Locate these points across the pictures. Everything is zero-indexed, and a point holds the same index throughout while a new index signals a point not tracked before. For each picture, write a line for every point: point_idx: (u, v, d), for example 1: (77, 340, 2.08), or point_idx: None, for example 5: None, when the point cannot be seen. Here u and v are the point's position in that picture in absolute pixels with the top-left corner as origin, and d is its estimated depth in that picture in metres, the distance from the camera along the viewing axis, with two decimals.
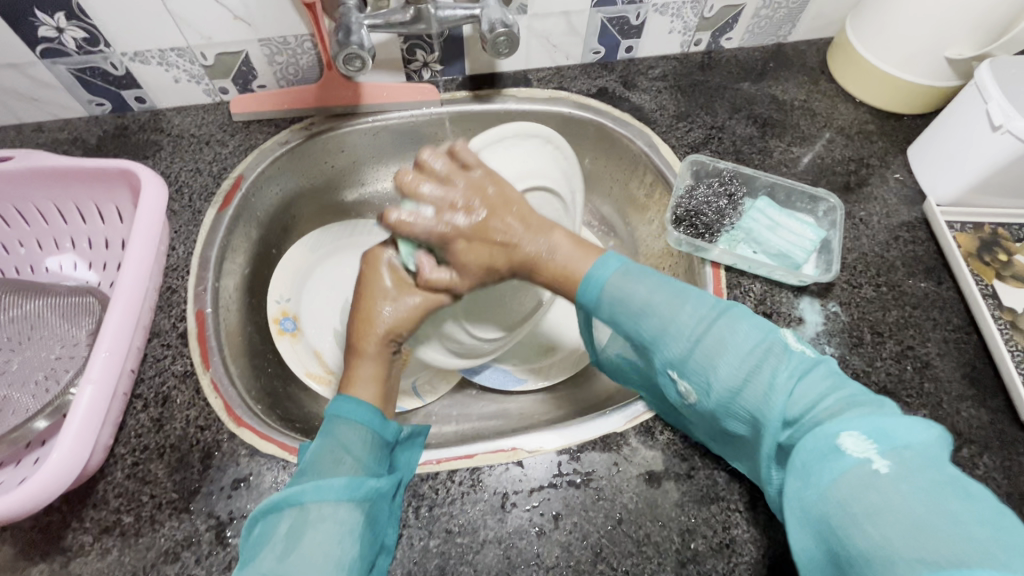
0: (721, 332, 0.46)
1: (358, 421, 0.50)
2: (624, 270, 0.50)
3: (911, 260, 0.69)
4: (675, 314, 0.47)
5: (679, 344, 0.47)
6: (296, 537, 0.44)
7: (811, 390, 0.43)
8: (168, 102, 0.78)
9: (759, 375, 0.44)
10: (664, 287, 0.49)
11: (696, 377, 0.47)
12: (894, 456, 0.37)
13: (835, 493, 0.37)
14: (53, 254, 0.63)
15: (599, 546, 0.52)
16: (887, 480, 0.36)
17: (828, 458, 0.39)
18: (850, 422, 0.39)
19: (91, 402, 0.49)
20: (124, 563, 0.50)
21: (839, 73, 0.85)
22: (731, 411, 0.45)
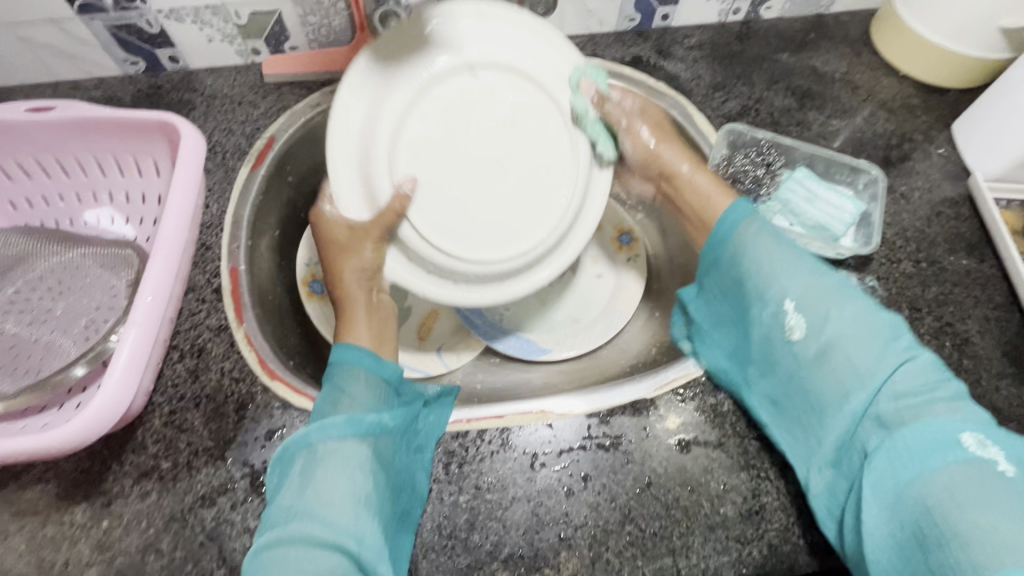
0: (851, 301, 0.49)
1: (359, 366, 0.54)
2: (757, 221, 0.55)
3: (953, 236, 0.68)
4: (800, 269, 0.51)
5: (804, 286, 0.50)
6: (310, 474, 0.47)
7: (922, 376, 0.46)
8: (201, 62, 0.78)
9: (877, 339, 0.47)
10: (784, 243, 0.53)
11: (809, 324, 0.49)
12: (1013, 463, 0.42)
13: (944, 478, 0.41)
14: (91, 209, 0.64)
15: (628, 508, 0.52)
16: (1008, 481, 0.41)
17: (941, 447, 0.42)
18: (969, 422, 0.43)
19: (135, 346, 0.49)
20: (163, 506, 0.52)
21: (882, 45, 0.82)
22: (835, 368, 0.48)
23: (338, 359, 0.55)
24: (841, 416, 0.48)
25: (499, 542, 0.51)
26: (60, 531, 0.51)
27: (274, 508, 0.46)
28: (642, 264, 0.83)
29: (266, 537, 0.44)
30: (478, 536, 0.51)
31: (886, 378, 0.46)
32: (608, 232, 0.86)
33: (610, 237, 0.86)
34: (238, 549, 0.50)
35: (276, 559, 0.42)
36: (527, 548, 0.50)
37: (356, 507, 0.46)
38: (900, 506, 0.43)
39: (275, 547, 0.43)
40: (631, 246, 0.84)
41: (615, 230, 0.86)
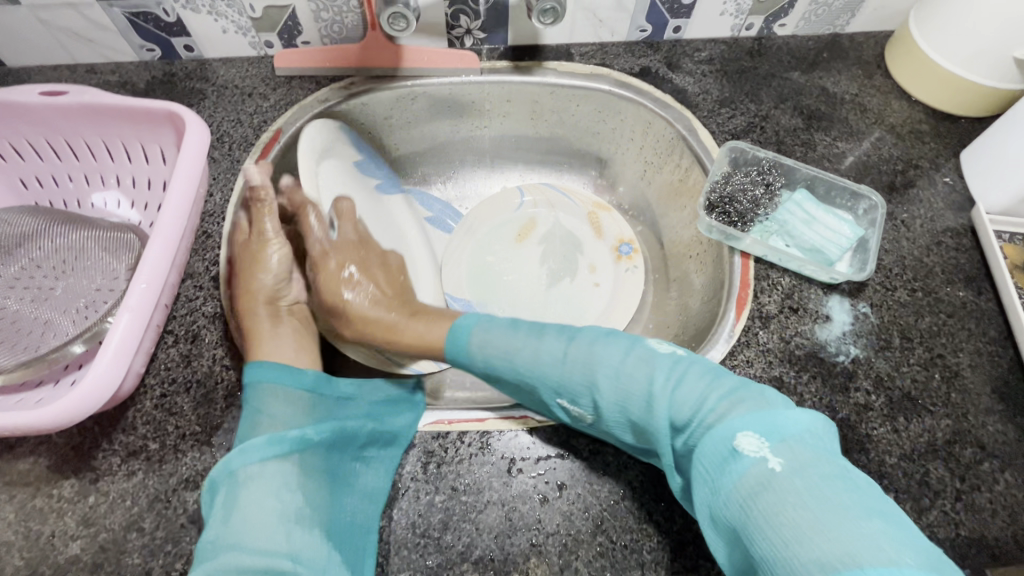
0: (598, 355, 0.51)
1: (279, 385, 0.55)
2: (480, 325, 0.57)
3: (951, 267, 0.67)
4: (546, 352, 0.53)
5: (557, 366, 0.52)
6: (237, 502, 0.48)
7: (697, 392, 0.46)
8: (215, 52, 0.80)
9: (635, 380, 0.49)
10: (517, 328, 0.56)
11: (581, 400, 0.51)
12: (784, 453, 0.40)
13: (738, 497, 0.40)
14: (99, 191, 0.66)
15: (600, 519, 0.52)
16: (780, 477, 0.39)
17: (726, 465, 0.42)
18: (737, 423, 0.43)
19: (127, 329, 0.50)
20: (148, 486, 0.53)
21: (895, 69, 0.81)
22: (626, 425, 0.49)
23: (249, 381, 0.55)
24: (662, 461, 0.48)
25: (470, 544, 0.51)
26: (48, 504, 0.52)
27: (206, 541, 0.46)
28: (640, 274, 0.86)
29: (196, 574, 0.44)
30: (450, 536, 0.52)
31: (667, 414, 0.47)
32: (608, 240, 0.89)
33: (610, 245, 0.89)
34: None
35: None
36: (497, 551, 0.51)
37: (285, 526, 0.48)
38: (724, 531, 0.42)
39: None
40: (630, 256, 0.87)
41: (615, 239, 0.89)
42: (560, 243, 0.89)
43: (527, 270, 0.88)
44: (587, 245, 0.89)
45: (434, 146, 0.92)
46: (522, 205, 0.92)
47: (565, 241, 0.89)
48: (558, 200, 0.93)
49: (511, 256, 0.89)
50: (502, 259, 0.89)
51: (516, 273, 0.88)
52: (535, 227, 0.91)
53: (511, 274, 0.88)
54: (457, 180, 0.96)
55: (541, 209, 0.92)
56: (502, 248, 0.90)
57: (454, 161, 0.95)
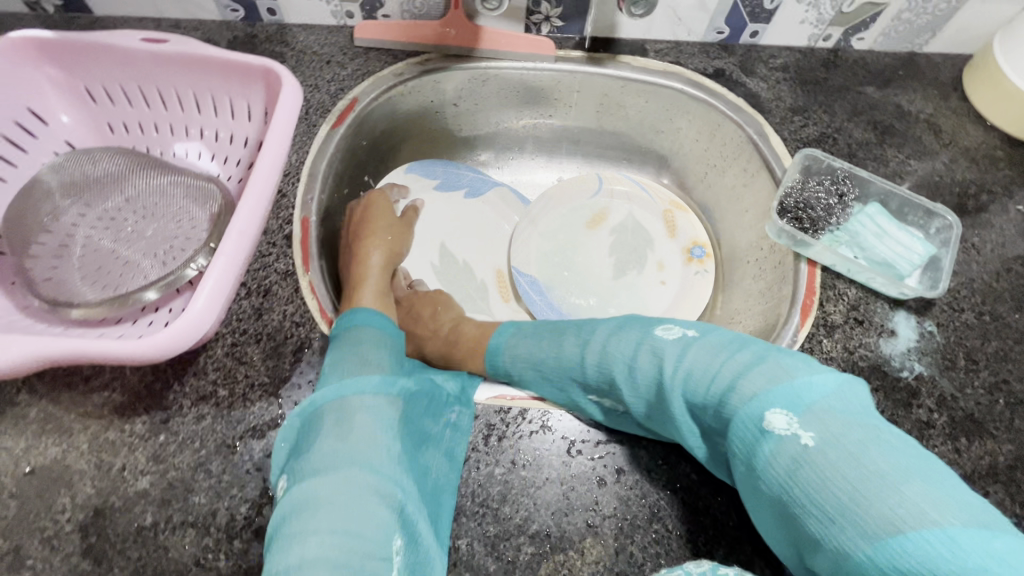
0: (614, 350, 0.55)
1: (377, 328, 0.59)
2: (512, 333, 0.64)
3: (1021, 294, 0.66)
4: (565, 352, 0.58)
5: (577, 362, 0.57)
6: (347, 426, 0.49)
7: (708, 372, 0.49)
8: (296, 18, 0.81)
9: (649, 369, 0.52)
10: (539, 338, 0.62)
11: (603, 391, 0.55)
12: (814, 427, 0.42)
13: (776, 476, 0.43)
14: (181, 141, 0.67)
15: (657, 507, 0.53)
16: (814, 453, 0.42)
17: (757, 448, 0.44)
18: (764, 401, 0.45)
19: (222, 271, 0.51)
20: (216, 431, 0.54)
21: (973, 93, 0.80)
22: (651, 413, 0.52)
23: (348, 323, 0.58)
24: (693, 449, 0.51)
25: (528, 517, 0.52)
26: (120, 438, 0.54)
27: (309, 463, 0.47)
28: (710, 278, 0.85)
29: (300, 493, 0.45)
30: (508, 509, 0.52)
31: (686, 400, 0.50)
32: (681, 241, 0.88)
33: (681, 246, 0.88)
34: None
35: (313, 506, 0.44)
36: (554, 528, 0.52)
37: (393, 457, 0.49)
38: (766, 512, 0.45)
39: (310, 497, 0.45)
40: (701, 259, 0.86)
41: (688, 241, 0.88)
42: (632, 236, 0.89)
43: (594, 259, 0.88)
44: (658, 242, 0.89)
45: (498, 131, 0.92)
46: (598, 192, 0.92)
47: (637, 235, 0.89)
48: (636, 193, 0.91)
49: (583, 244, 0.89)
50: (574, 244, 0.89)
51: (585, 260, 0.88)
52: (607, 216, 0.90)
53: (579, 262, 0.88)
54: (514, 167, 0.97)
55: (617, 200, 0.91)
56: (572, 233, 0.89)
57: (513, 147, 0.95)
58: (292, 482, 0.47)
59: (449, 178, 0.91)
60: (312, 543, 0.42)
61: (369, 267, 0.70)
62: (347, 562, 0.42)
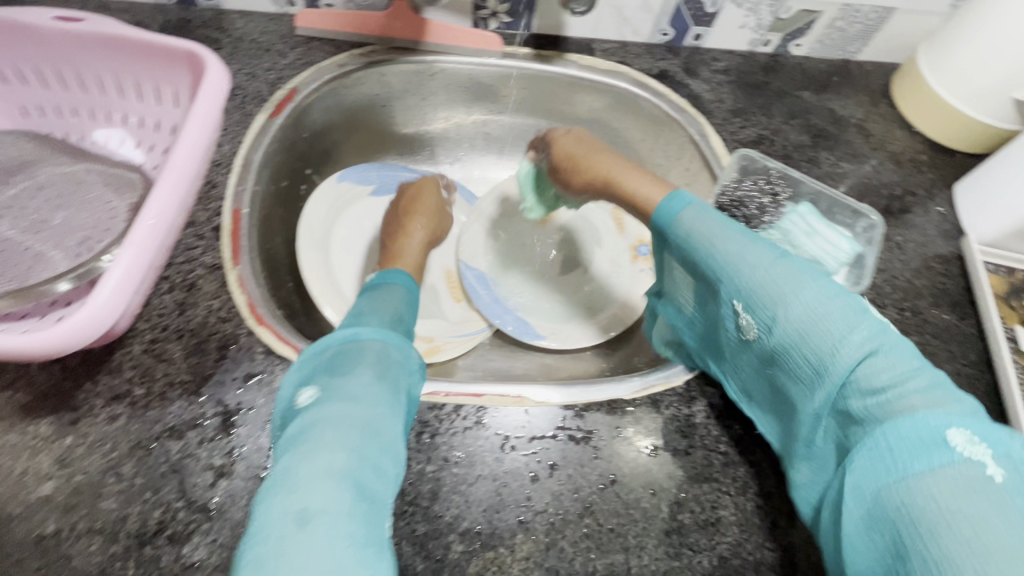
0: (797, 280, 0.45)
1: (407, 297, 0.58)
2: (694, 209, 0.53)
3: (938, 291, 0.70)
4: (748, 259, 0.48)
5: (755, 274, 0.47)
6: (382, 367, 0.44)
7: (896, 367, 0.41)
8: (234, 4, 0.78)
9: (836, 331, 0.43)
10: (730, 227, 0.50)
11: (760, 317, 0.48)
12: (1006, 465, 0.35)
13: (925, 486, 0.36)
14: (102, 127, 0.64)
15: (588, 501, 0.53)
16: (1000, 489, 0.34)
17: (923, 447, 0.37)
18: (955, 416, 0.37)
19: (129, 266, 0.48)
20: (130, 432, 0.51)
21: (900, 100, 0.84)
22: (795, 356, 0.46)
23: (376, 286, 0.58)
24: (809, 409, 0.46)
25: (458, 515, 0.51)
26: (22, 441, 0.50)
27: (342, 383, 0.41)
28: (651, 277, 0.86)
29: (323, 409, 0.39)
30: (439, 506, 0.51)
31: (850, 371, 0.42)
32: (629, 238, 0.90)
33: (629, 244, 0.89)
34: (199, 484, 0.50)
35: (336, 420, 0.38)
36: (484, 525, 0.51)
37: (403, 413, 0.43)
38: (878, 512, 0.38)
39: (332, 415, 0.38)
40: (646, 258, 0.88)
41: (635, 239, 0.89)
42: (581, 232, 0.91)
43: (545, 253, 0.90)
44: (608, 238, 0.90)
45: (448, 126, 0.92)
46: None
47: (586, 229, 0.91)
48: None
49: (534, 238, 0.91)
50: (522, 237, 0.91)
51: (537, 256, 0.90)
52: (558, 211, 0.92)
53: (532, 259, 0.89)
54: (465, 161, 0.96)
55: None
56: (518, 227, 0.91)
57: (464, 143, 0.94)
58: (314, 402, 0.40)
59: (385, 181, 0.86)
60: (329, 454, 0.35)
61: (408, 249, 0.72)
62: (361, 498, 0.34)
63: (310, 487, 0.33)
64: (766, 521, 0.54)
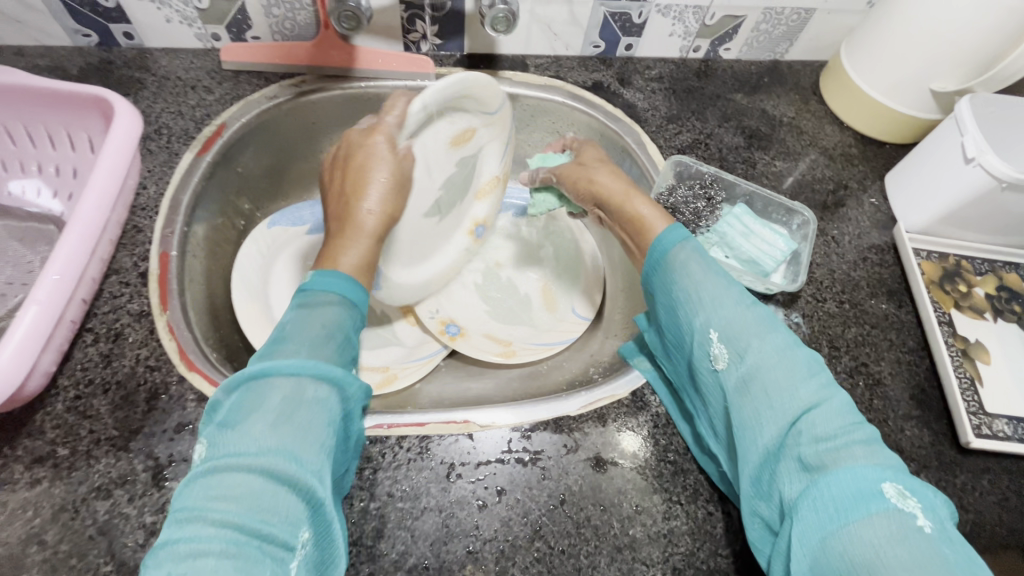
0: (764, 328, 0.45)
1: (349, 304, 0.48)
2: (689, 245, 0.52)
3: (875, 281, 0.71)
4: (725, 300, 0.48)
5: (727, 316, 0.47)
6: (288, 413, 0.38)
7: (842, 417, 0.41)
8: (157, 42, 0.77)
9: (790, 378, 0.43)
10: (721, 275, 0.50)
11: (731, 353, 0.46)
12: (932, 518, 0.36)
13: (867, 535, 0.35)
14: (17, 178, 0.61)
15: (538, 524, 0.52)
16: (929, 539, 0.35)
17: (862, 497, 0.37)
18: (891, 471, 0.38)
19: (34, 323, 0.46)
20: (53, 496, 0.49)
21: (829, 97, 0.86)
22: (751, 392, 0.44)
23: (316, 286, 0.47)
24: (758, 453, 0.43)
25: (404, 551, 0.50)
26: None
27: (230, 428, 0.37)
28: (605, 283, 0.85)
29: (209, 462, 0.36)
30: (384, 544, 0.50)
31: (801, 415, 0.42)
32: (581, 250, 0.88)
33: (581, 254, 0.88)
34: (130, 544, 0.48)
35: (215, 480, 0.34)
36: (432, 559, 0.50)
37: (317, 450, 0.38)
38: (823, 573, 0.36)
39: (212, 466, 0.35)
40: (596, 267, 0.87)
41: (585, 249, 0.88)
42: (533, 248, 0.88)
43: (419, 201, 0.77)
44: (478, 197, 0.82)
45: None
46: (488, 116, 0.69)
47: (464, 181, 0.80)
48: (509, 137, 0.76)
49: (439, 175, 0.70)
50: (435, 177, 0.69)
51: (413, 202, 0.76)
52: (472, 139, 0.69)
53: (424, 212, 0.70)
54: None
55: (489, 121, 0.70)
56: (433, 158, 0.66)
57: None
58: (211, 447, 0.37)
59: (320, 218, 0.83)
60: (202, 514, 0.33)
61: (360, 232, 0.52)
62: (246, 544, 0.32)
63: (178, 548, 0.32)
64: (717, 527, 0.54)
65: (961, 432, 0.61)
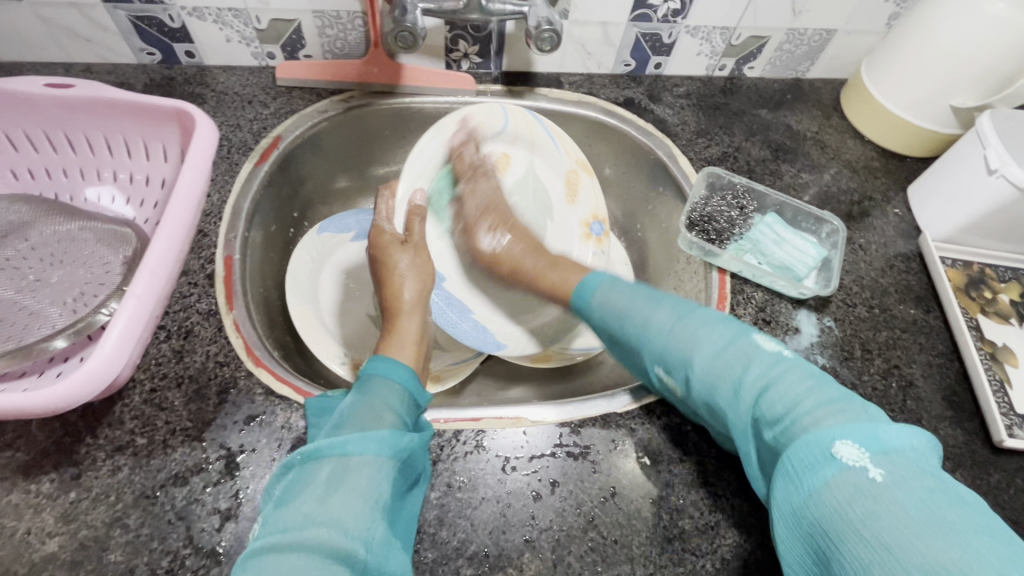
0: (700, 332, 0.51)
1: (392, 381, 0.53)
2: (606, 284, 0.59)
3: (903, 288, 0.74)
4: (657, 317, 0.53)
5: (662, 334, 0.52)
6: (338, 482, 0.42)
7: (793, 391, 0.45)
8: (215, 60, 0.81)
9: (740, 368, 0.48)
10: (639, 296, 0.56)
11: (675, 374, 0.52)
12: (885, 464, 0.38)
13: (829, 496, 0.39)
14: (93, 186, 0.66)
15: (591, 515, 0.54)
16: (880, 486, 0.37)
17: (819, 462, 0.40)
18: (837, 429, 0.41)
19: (131, 317, 0.50)
20: (134, 482, 0.52)
21: (850, 112, 0.90)
22: (709, 403, 0.50)
23: (370, 372, 0.53)
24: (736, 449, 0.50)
25: (465, 539, 0.52)
26: (24, 500, 0.50)
27: (291, 508, 0.41)
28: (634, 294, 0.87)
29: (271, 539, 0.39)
30: (445, 532, 0.52)
31: (757, 406, 0.46)
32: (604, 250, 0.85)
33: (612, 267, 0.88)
34: (206, 529, 0.50)
35: (285, 563, 0.37)
36: (492, 547, 0.52)
37: (367, 511, 0.41)
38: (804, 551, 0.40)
39: (276, 544, 0.39)
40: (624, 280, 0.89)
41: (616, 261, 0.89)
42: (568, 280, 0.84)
43: (490, 230, 0.80)
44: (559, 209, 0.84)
45: None
46: (503, 131, 0.76)
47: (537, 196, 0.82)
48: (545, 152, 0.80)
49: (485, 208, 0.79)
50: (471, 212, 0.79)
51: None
52: (508, 168, 0.79)
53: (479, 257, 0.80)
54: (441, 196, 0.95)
55: (513, 138, 0.78)
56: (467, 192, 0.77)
57: None
58: (267, 524, 0.41)
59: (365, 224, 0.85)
60: None
61: (405, 307, 0.65)
62: None
63: None
64: (763, 521, 0.55)
65: (994, 432, 0.63)
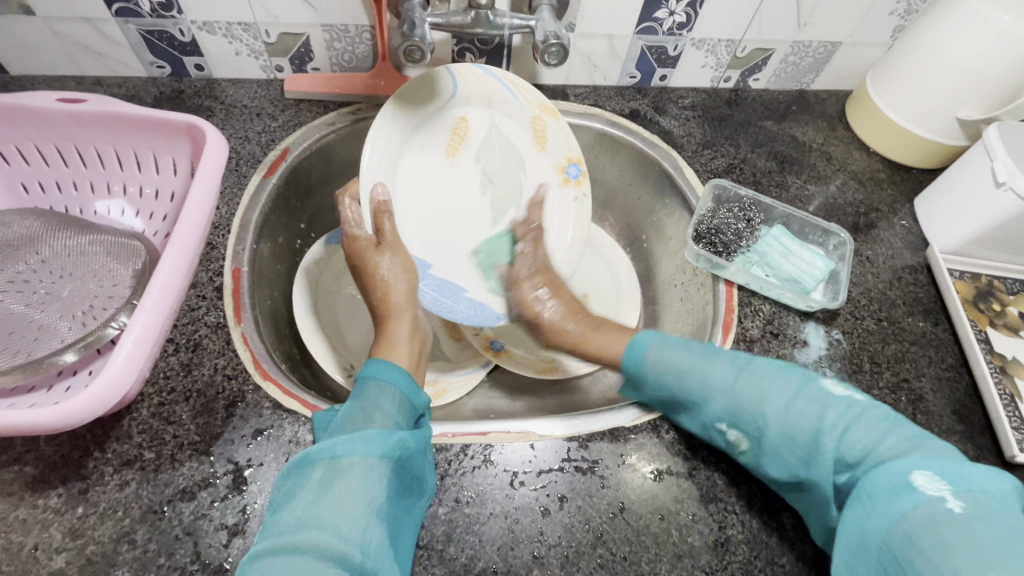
0: (767, 381, 0.54)
1: (386, 382, 0.52)
2: (654, 346, 0.60)
3: (911, 300, 0.74)
4: (720, 369, 0.56)
5: (725, 387, 0.54)
6: (329, 485, 0.42)
7: (868, 432, 0.48)
8: (224, 73, 0.82)
9: (814, 416, 0.51)
10: (697, 352, 0.58)
11: (743, 427, 0.54)
12: (966, 497, 0.41)
13: (910, 526, 0.42)
14: (103, 199, 0.66)
15: (600, 531, 0.54)
16: (961, 517, 0.41)
17: (900, 495, 0.43)
18: (917, 463, 0.44)
19: (142, 331, 0.50)
20: (141, 497, 0.51)
21: (855, 123, 0.90)
22: (778, 454, 0.52)
23: (366, 375, 0.53)
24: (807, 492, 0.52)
25: (474, 555, 0.52)
26: (32, 515, 0.50)
27: (285, 512, 0.41)
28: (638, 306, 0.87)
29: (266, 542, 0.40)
30: (453, 548, 0.52)
31: (833, 450, 0.49)
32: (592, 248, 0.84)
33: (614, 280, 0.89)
34: (214, 545, 0.50)
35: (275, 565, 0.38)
36: (500, 563, 0.52)
37: (360, 513, 0.41)
38: None
39: (269, 547, 0.39)
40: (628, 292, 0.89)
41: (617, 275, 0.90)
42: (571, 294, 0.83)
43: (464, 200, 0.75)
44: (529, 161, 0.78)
45: None
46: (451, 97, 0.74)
47: (504, 152, 0.77)
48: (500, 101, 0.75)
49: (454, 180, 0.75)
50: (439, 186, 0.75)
51: (455, 207, 0.75)
52: (466, 133, 0.75)
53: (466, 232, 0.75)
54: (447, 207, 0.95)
55: (466, 101, 0.74)
56: (430, 167, 0.75)
57: None
58: (265, 530, 0.41)
59: None
60: None
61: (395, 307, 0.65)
62: None
63: None
64: (773, 536, 0.55)
65: (1006, 446, 0.63)
